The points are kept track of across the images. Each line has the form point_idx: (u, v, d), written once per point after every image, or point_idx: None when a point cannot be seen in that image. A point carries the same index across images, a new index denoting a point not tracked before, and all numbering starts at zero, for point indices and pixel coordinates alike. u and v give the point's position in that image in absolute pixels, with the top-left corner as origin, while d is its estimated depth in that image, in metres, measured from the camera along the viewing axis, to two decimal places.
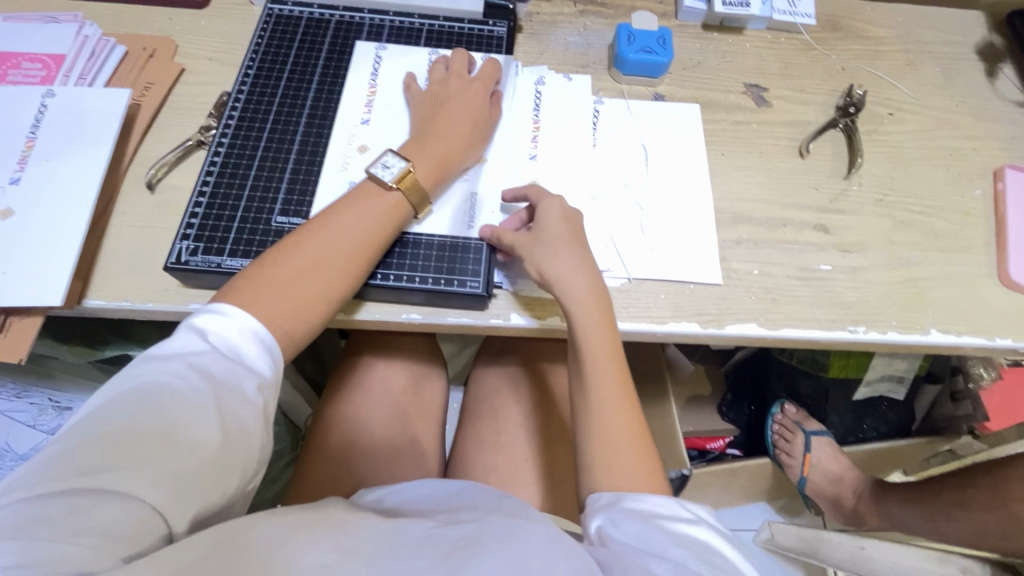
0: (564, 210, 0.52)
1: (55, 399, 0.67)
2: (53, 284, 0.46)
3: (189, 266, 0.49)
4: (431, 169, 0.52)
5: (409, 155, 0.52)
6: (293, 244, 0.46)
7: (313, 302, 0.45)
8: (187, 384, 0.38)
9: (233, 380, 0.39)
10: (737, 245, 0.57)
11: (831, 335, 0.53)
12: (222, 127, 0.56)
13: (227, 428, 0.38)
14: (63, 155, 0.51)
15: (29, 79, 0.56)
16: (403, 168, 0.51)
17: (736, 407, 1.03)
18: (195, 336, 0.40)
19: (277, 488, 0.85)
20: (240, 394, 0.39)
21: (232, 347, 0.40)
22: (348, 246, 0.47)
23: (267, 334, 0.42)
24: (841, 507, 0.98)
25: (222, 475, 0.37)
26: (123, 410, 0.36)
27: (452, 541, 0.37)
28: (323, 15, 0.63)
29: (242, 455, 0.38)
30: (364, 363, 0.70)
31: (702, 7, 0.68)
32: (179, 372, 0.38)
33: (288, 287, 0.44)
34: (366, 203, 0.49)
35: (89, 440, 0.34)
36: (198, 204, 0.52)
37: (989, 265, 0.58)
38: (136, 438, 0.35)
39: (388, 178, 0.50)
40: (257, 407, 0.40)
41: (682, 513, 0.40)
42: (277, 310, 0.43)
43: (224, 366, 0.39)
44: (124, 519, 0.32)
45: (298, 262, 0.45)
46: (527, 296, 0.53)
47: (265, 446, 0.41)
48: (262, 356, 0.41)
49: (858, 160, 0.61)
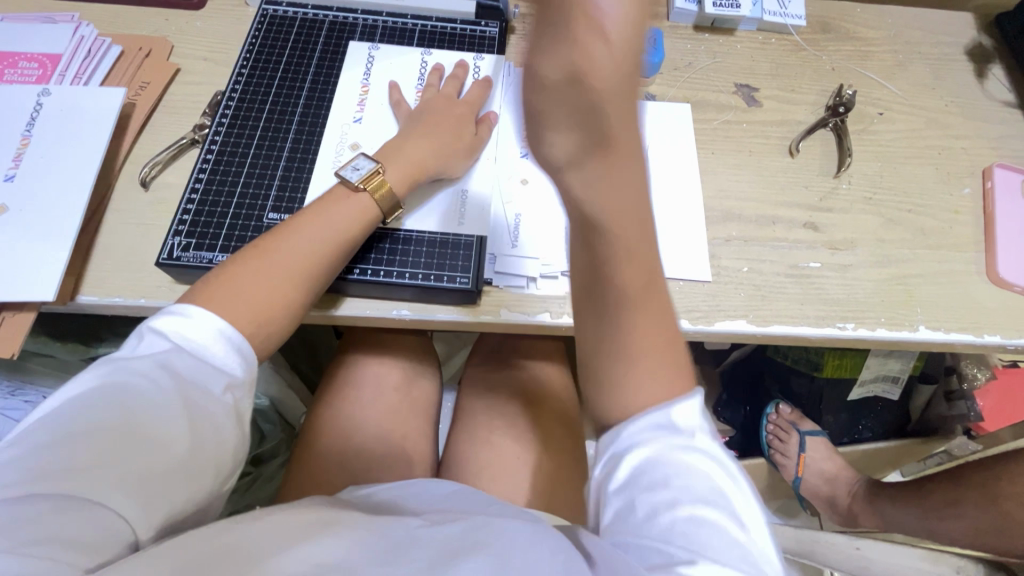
0: (615, 74, 0.27)
1: (49, 396, 0.66)
2: (45, 280, 0.47)
3: (181, 261, 0.49)
4: (404, 176, 0.52)
5: (382, 159, 0.53)
6: (259, 250, 0.46)
7: (280, 303, 0.45)
8: (154, 386, 0.38)
9: (202, 381, 0.39)
10: (727, 243, 0.57)
11: (820, 331, 0.54)
12: (216, 125, 0.56)
13: (196, 430, 0.38)
14: (57, 152, 0.51)
15: (25, 78, 0.56)
16: (371, 169, 0.52)
17: (731, 407, 1.05)
18: (163, 336, 0.40)
19: (273, 485, 0.83)
20: (211, 396, 0.39)
21: (198, 346, 0.40)
22: (313, 248, 0.47)
23: (237, 335, 0.42)
24: (835, 507, 0.98)
25: (192, 478, 0.37)
26: (88, 414, 0.36)
27: (438, 543, 0.36)
28: (317, 15, 0.64)
29: (213, 456, 0.39)
30: (357, 361, 0.70)
31: (692, 8, 0.68)
32: (146, 373, 0.38)
33: (251, 290, 0.44)
34: (329, 207, 0.49)
35: (55, 442, 0.34)
36: (191, 200, 0.52)
37: (977, 262, 0.58)
38: (101, 442, 0.35)
39: (355, 179, 0.51)
40: (228, 408, 0.40)
41: (678, 438, 0.36)
42: (242, 312, 0.43)
43: (189, 365, 0.39)
44: (88, 523, 0.32)
45: (263, 265, 0.45)
46: (517, 293, 0.53)
47: (238, 446, 0.41)
48: (236, 354, 0.42)
49: (847, 159, 0.62)
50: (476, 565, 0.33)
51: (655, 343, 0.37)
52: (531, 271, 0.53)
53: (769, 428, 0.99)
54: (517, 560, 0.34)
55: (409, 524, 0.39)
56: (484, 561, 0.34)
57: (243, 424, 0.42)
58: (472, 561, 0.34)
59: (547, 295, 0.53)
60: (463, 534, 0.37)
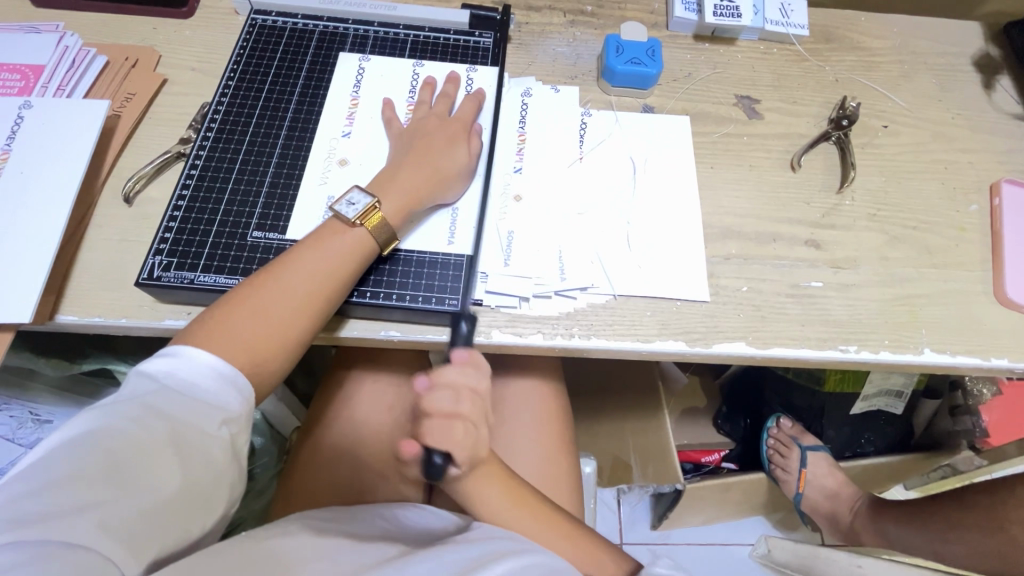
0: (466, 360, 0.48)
1: (37, 411, 0.65)
2: (21, 301, 0.45)
3: (162, 282, 0.48)
4: (398, 206, 0.50)
5: (376, 193, 0.50)
6: (252, 287, 0.46)
7: (274, 343, 0.45)
8: (142, 425, 0.37)
9: (195, 416, 0.39)
10: (726, 261, 0.55)
11: (821, 354, 0.52)
12: (201, 139, 0.55)
13: (186, 468, 0.37)
14: (38, 167, 0.50)
15: (7, 90, 0.55)
16: (368, 203, 0.49)
17: (732, 420, 1.02)
18: (152, 373, 0.40)
19: (263, 501, 0.80)
20: (204, 430, 0.39)
21: (190, 382, 0.40)
22: (310, 285, 0.46)
23: (229, 368, 0.42)
24: (837, 523, 0.96)
25: (182, 514, 0.36)
26: (71, 455, 0.35)
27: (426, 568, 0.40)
28: (308, 25, 0.63)
29: (207, 493, 0.38)
30: (350, 378, 0.69)
31: (693, 18, 0.67)
32: (134, 413, 0.37)
33: (242, 330, 0.44)
34: (326, 241, 0.48)
35: (35, 488, 0.33)
36: (173, 218, 0.51)
37: (984, 282, 0.56)
38: (85, 483, 0.33)
39: (352, 215, 0.49)
40: (222, 443, 0.39)
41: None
42: (235, 352, 0.43)
43: (181, 402, 0.39)
44: (70, 566, 0.30)
45: (256, 304, 0.45)
46: (509, 314, 0.51)
47: (233, 481, 0.40)
48: (231, 387, 0.41)
49: (851, 174, 0.60)
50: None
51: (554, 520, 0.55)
52: (523, 290, 0.51)
53: (769, 442, 0.98)
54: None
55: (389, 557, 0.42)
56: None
57: (238, 459, 0.41)
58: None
59: (539, 315, 0.51)
60: (458, 567, 0.40)
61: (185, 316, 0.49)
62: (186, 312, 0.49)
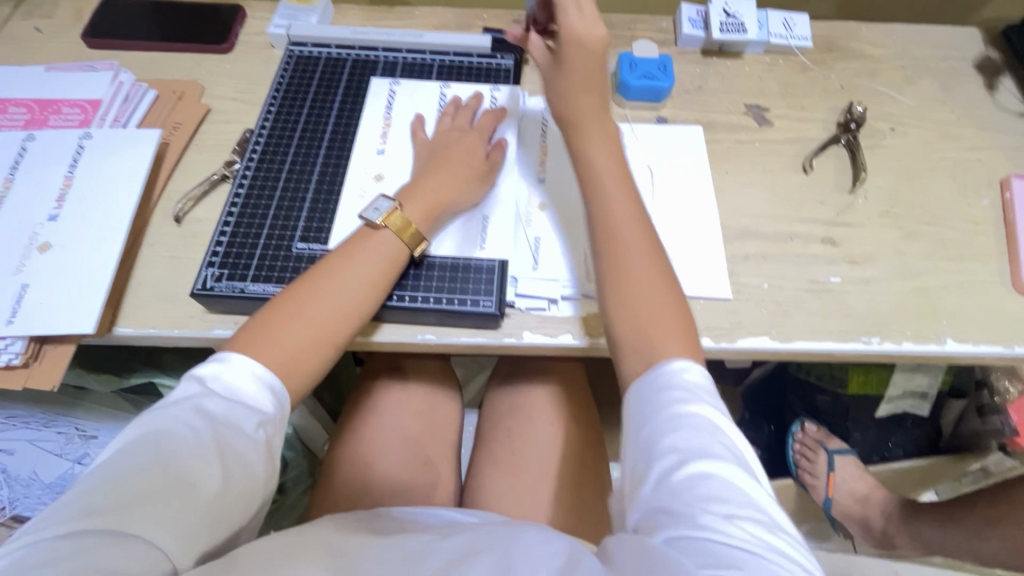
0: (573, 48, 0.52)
1: (82, 428, 0.69)
2: (84, 314, 0.49)
3: (214, 291, 0.51)
4: (424, 211, 0.53)
5: (401, 198, 0.54)
6: (291, 294, 0.48)
7: (315, 345, 0.46)
8: (190, 427, 0.39)
9: (233, 420, 0.41)
10: (745, 260, 0.57)
11: (844, 346, 0.53)
12: (246, 161, 0.59)
13: (227, 468, 0.39)
14: (98, 191, 0.54)
15: (68, 123, 0.60)
16: (390, 207, 0.52)
17: (755, 427, 1.04)
18: (198, 377, 0.43)
19: (295, 515, 0.84)
20: (242, 433, 0.41)
21: (229, 388, 0.42)
22: (351, 294, 0.48)
23: (271, 376, 0.44)
24: (870, 529, 0.95)
25: (223, 510, 0.38)
26: (128, 457, 0.37)
27: (448, 556, 0.38)
28: (341, 55, 0.67)
29: (246, 491, 0.40)
30: (380, 386, 0.71)
31: (700, 34, 0.71)
32: (183, 417, 0.40)
33: (285, 336, 0.45)
34: (363, 247, 0.50)
35: (101, 483, 0.36)
36: (223, 233, 0.55)
37: (1001, 273, 0.58)
38: (141, 482, 0.36)
39: (376, 218, 0.52)
40: (258, 443, 0.41)
41: (687, 387, 0.41)
42: (280, 358, 0.44)
43: (222, 406, 0.41)
44: (129, 555, 0.33)
45: (301, 312, 0.46)
46: (539, 317, 0.53)
47: (268, 481, 0.42)
48: (268, 392, 0.43)
49: (861, 174, 0.62)
50: (492, 566, 0.36)
51: (674, 330, 0.45)
52: (551, 292, 0.54)
53: (794, 448, 0.98)
54: (521, 562, 0.36)
55: (421, 539, 0.41)
56: (491, 561, 0.36)
57: (275, 461, 0.43)
58: (481, 562, 0.36)
59: (568, 316, 0.53)
60: (473, 543, 0.39)
61: (233, 325, 0.52)
62: (235, 322, 0.52)
